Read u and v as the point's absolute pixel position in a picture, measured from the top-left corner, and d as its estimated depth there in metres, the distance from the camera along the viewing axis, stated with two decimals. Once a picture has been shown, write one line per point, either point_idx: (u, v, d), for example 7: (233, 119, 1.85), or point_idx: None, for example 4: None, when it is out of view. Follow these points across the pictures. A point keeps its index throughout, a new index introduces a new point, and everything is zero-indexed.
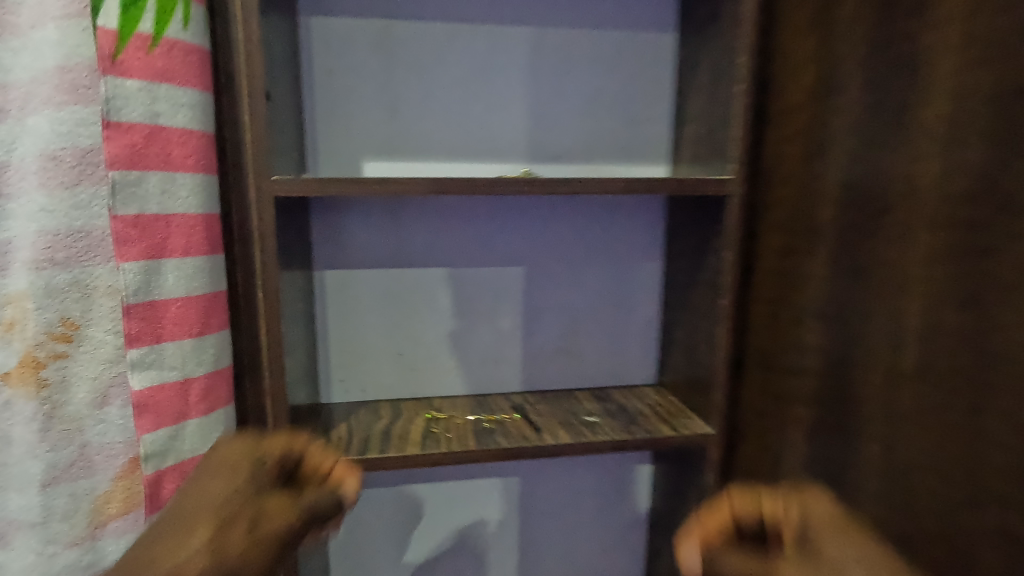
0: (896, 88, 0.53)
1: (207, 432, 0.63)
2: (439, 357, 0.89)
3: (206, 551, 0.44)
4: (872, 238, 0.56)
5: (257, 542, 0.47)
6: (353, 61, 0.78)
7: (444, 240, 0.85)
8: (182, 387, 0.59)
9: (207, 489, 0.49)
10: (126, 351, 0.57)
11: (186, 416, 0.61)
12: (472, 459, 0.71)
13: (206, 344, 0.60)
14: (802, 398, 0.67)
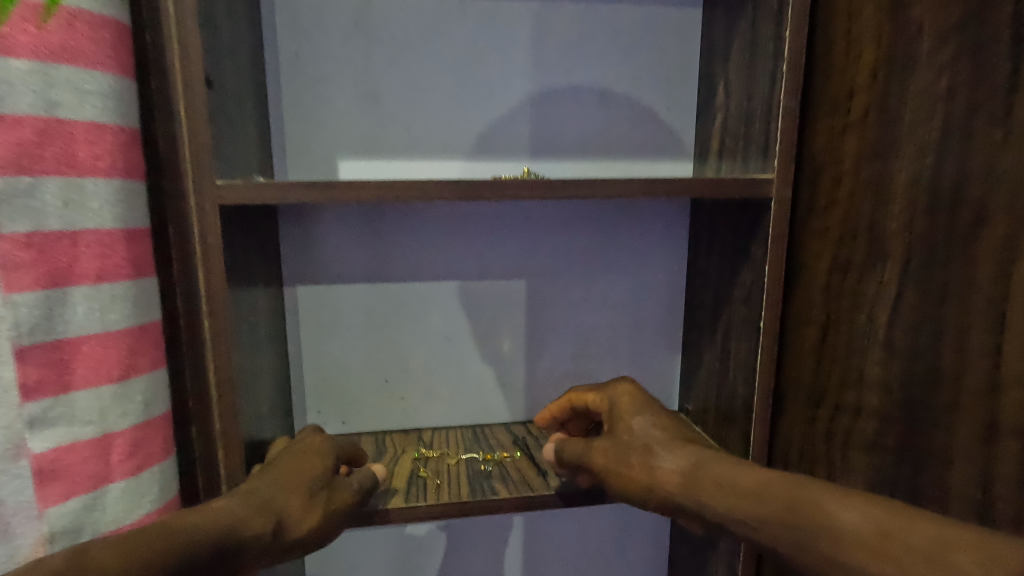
0: (989, 90, 0.45)
1: (141, 495, 0.48)
2: (429, 383, 0.78)
3: (296, 511, 0.49)
4: (966, 270, 0.47)
5: (332, 515, 0.52)
6: (324, 43, 0.67)
7: (433, 251, 0.74)
8: (102, 444, 0.45)
9: (297, 463, 0.53)
10: (30, 402, 0.41)
11: (109, 480, 0.45)
12: (463, 513, 0.60)
13: (134, 388, 0.47)
14: (860, 444, 0.57)
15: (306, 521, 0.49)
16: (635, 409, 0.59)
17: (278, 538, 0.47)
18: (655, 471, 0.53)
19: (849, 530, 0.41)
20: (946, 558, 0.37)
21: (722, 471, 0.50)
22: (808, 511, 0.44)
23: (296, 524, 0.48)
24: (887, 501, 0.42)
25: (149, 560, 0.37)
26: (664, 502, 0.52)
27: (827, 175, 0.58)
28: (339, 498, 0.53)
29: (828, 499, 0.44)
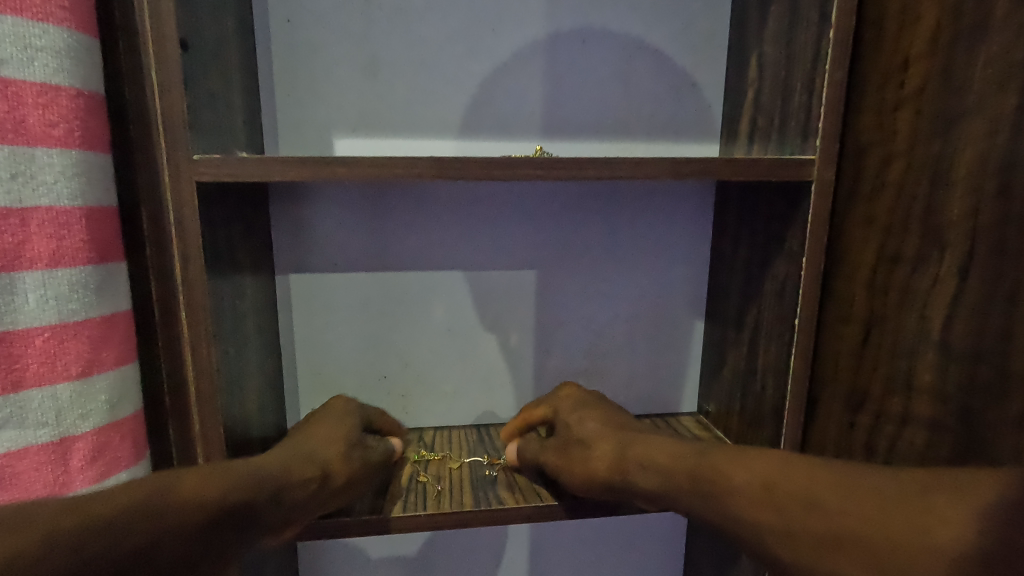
0: None
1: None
2: (430, 380, 0.73)
3: (337, 462, 0.50)
4: None
5: (365, 468, 0.53)
6: (319, 9, 0.61)
7: (436, 238, 0.68)
8: (59, 445, 0.41)
9: (328, 424, 0.55)
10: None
11: (69, 487, 0.41)
12: (464, 523, 0.54)
13: (97, 386, 0.42)
14: (908, 457, 0.51)
15: (345, 471, 0.50)
16: (574, 407, 0.59)
17: (322, 486, 0.48)
18: (587, 461, 0.52)
19: (745, 491, 0.40)
20: (823, 505, 0.36)
21: (641, 451, 0.49)
22: (715, 477, 0.42)
23: (336, 468, 0.50)
24: (785, 455, 0.40)
25: (230, 490, 0.39)
26: (591, 485, 0.51)
27: (876, 156, 0.52)
28: (372, 455, 0.55)
29: (728, 462, 0.42)
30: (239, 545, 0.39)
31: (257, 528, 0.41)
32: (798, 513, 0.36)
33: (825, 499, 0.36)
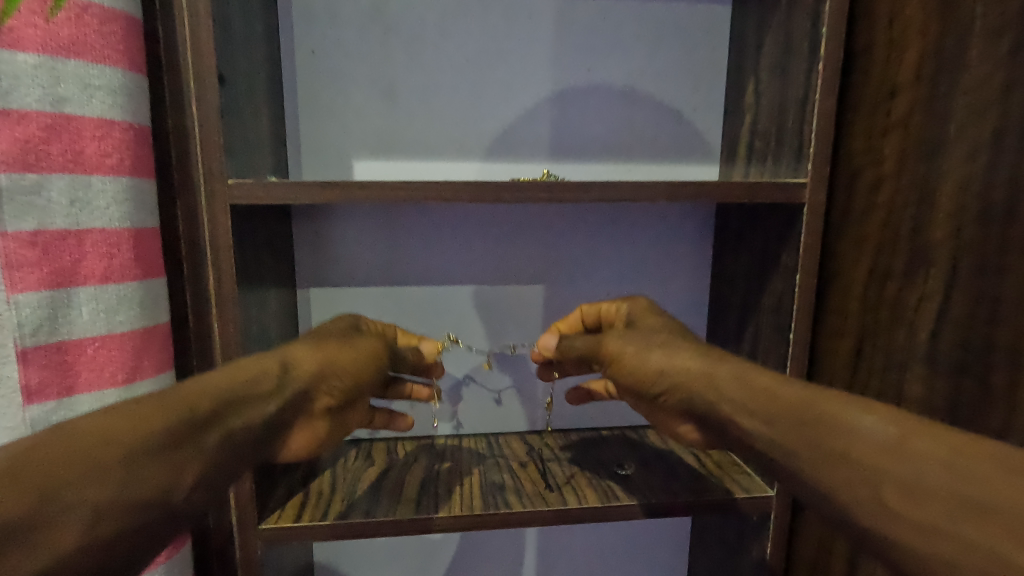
0: None
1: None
2: (443, 389, 0.76)
3: (303, 362, 0.47)
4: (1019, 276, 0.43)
5: (344, 355, 0.49)
6: (340, 41, 0.65)
7: (449, 254, 0.72)
8: None
9: (304, 335, 0.51)
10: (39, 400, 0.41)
11: None
12: (474, 525, 0.58)
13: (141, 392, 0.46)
14: None
15: (313, 363, 0.47)
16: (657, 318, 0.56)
17: (290, 383, 0.45)
18: (643, 358, 0.50)
19: (863, 438, 0.36)
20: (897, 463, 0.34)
21: (715, 365, 0.47)
22: (809, 420, 0.39)
23: (302, 369, 0.46)
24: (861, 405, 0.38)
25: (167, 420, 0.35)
26: (619, 374, 0.52)
27: (867, 178, 0.55)
28: (357, 345, 0.51)
29: (841, 406, 0.38)
30: (209, 480, 0.37)
31: (226, 462, 0.38)
32: (871, 472, 0.35)
33: (927, 463, 0.33)
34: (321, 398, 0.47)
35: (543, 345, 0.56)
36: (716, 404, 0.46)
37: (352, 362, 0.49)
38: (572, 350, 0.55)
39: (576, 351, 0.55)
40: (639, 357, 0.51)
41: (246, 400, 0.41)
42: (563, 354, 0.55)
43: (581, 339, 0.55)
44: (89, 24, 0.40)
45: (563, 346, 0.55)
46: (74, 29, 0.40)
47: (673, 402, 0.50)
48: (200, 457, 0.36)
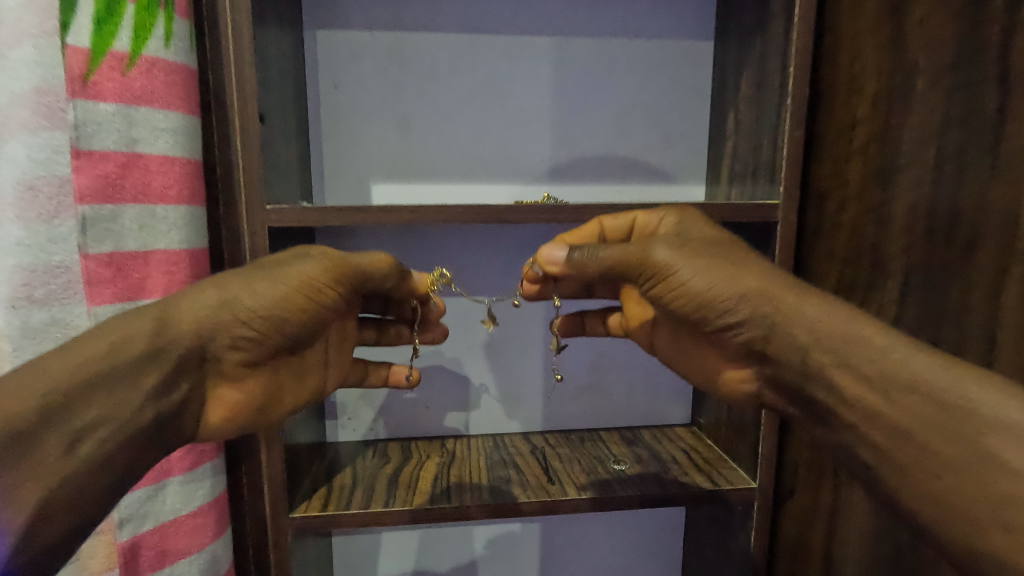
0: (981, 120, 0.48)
1: (193, 493, 0.55)
2: (452, 392, 0.82)
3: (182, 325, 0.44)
4: (960, 288, 0.50)
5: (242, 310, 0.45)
6: (360, 77, 0.72)
7: (457, 268, 0.79)
8: None
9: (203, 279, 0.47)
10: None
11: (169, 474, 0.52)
12: (485, 513, 0.64)
13: None
14: None
15: (190, 326, 0.44)
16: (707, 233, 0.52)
17: (164, 359, 0.43)
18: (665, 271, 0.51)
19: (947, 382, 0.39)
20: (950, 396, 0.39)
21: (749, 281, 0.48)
22: (928, 389, 0.40)
23: (182, 322, 0.44)
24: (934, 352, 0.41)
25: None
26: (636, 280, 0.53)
27: (833, 200, 0.62)
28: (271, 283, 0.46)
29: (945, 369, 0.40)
30: (75, 486, 0.38)
31: (117, 459, 0.41)
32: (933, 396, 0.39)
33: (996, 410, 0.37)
34: (222, 362, 0.47)
35: (548, 256, 0.52)
36: (790, 334, 0.47)
37: (259, 302, 0.46)
38: (600, 258, 0.50)
39: (601, 257, 0.50)
40: (701, 272, 0.49)
41: (110, 385, 0.40)
42: (586, 263, 0.51)
43: (610, 245, 0.51)
44: (156, 76, 0.49)
45: (579, 254, 0.51)
46: (144, 81, 0.49)
47: (743, 337, 0.50)
48: (54, 459, 0.37)
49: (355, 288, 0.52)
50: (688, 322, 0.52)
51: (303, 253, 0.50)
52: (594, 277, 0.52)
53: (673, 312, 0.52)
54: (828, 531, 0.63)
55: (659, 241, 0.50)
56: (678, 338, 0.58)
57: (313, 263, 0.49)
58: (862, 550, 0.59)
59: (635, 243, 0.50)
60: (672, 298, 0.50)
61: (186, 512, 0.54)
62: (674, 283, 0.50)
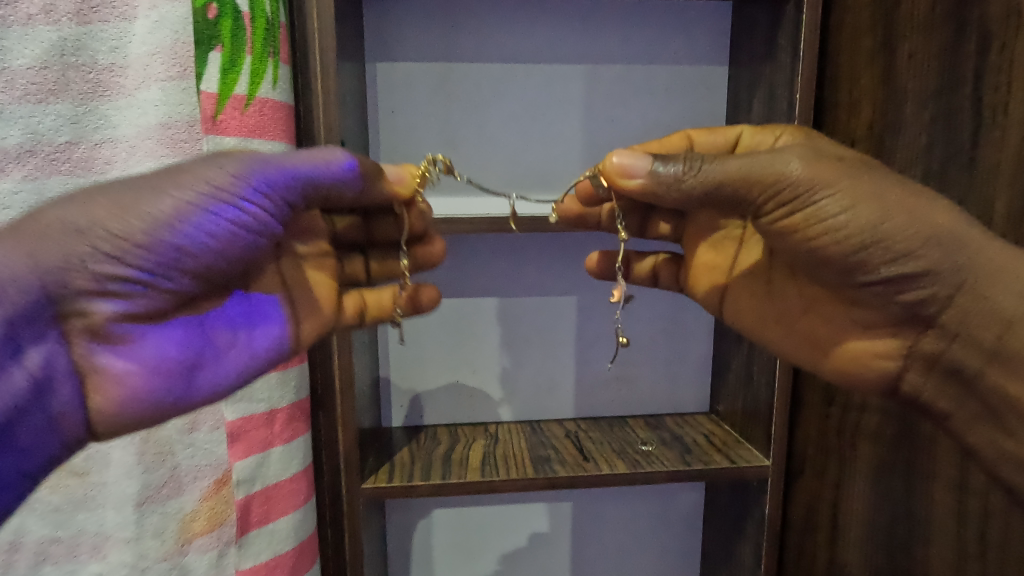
0: (960, 142, 0.58)
1: (290, 458, 0.72)
2: (494, 383, 0.92)
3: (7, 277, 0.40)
4: None
5: None
6: (413, 103, 0.82)
7: (498, 271, 0.89)
8: (269, 415, 0.69)
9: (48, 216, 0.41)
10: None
11: (272, 444, 0.71)
12: (530, 486, 0.73)
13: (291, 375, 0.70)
14: (866, 435, 0.70)
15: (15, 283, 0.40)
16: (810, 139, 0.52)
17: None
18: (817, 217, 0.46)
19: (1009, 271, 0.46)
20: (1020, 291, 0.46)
21: (906, 206, 0.46)
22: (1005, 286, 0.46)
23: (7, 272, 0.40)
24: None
25: None
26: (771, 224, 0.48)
27: None
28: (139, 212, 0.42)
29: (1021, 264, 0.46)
30: None
31: None
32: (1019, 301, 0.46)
33: None
34: (96, 318, 0.44)
35: (619, 166, 0.50)
36: (985, 293, 0.47)
37: (134, 226, 0.42)
38: (723, 176, 0.47)
39: (715, 171, 0.47)
40: (852, 198, 0.46)
41: None
42: (696, 181, 0.47)
43: (719, 159, 0.47)
44: (265, 112, 0.63)
45: (687, 172, 0.47)
46: (257, 114, 0.63)
47: (912, 294, 0.49)
48: None
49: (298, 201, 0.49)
50: (835, 269, 0.49)
51: (208, 159, 0.46)
52: (711, 199, 0.48)
53: (819, 258, 0.49)
54: (835, 501, 0.74)
55: (790, 153, 0.46)
56: (786, 304, 0.59)
57: (221, 166, 0.45)
58: (865, 513, 0.70)
59: (769, 159, 0.46)
60: (821, 231, 0.47)
61: (288, 472, 0.72)
62: (817, 213, 0.46)
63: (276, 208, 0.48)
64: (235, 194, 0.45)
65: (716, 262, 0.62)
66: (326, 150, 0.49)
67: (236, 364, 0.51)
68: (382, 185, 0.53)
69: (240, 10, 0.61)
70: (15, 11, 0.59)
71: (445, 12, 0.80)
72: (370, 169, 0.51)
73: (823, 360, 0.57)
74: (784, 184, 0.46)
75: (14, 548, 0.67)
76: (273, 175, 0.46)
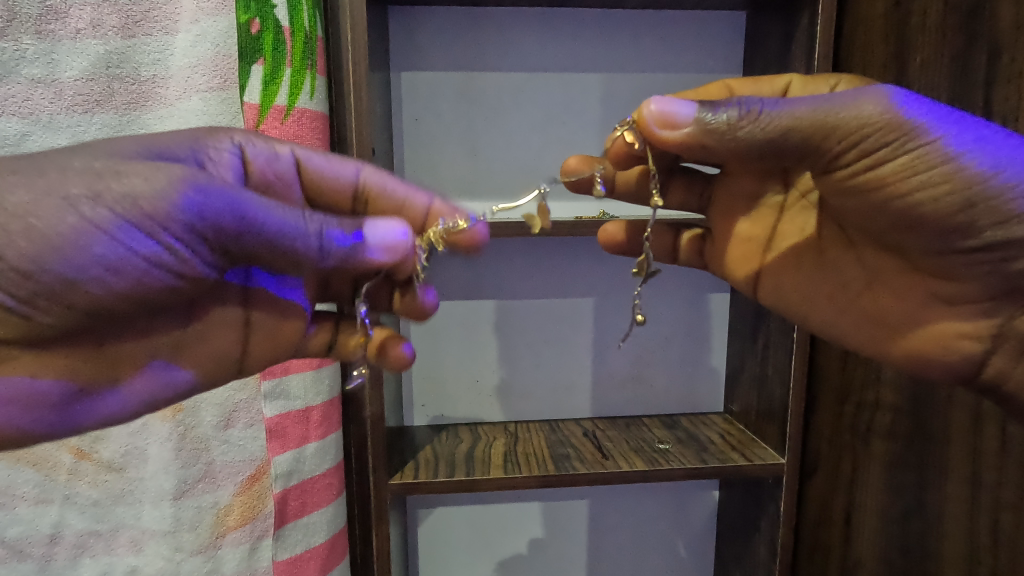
0: None
1: (324, 453, 0.74)
2: (512, 383, 0.94)
3: None
4: None
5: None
6: (436, 111, 0.84)
7: (516, 274, 0.91)
8: (305, 412, 0.72)
9: None
10: (261, 383, 0.71)
11: (307, 440, 0.73)
12: (550, 482, 0.75)
13: (325, 374, 0.73)
14: (880, 433, 0.72)
15: None
16: None
17: None
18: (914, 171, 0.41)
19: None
20: None
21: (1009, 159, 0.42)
22: None
23: None
24: None
25: None
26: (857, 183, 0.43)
27: None
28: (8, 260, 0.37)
29: None
30: None
31: None
32: None
33: None
34: None
35: (659, 114, 0.43)
36: None
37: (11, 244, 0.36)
38: (796, 121, 0.40)
39: (782, 119, 0.40)
40: (955, 143, 0.41)
41: None
42: (754, 129, 0.40)
43: (789, 105, 0.40)
44: (303, 121, 0.66)
45: (746, 116, 0.40)
46: (295, 124, 0.66)
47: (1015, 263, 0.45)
48: None
49: (252, 257, 0.42)
50: (928, 231, 0.45)
51: (157, 168, 0.39)
52: (773, 149, 0.41)
53: (907, 217, 0.44)
54: (849, 500, 0.75)
55: (879, 94, 0.41)
56: (844, 279, 0.56)
57: (164, 188, 0.38)
58: (879, 510, 0.72)
59: (858, 100, 0.40)
60: (913, 184, 0.42)
61: (322, 467, 0.74)
62: (918, 159, 0.41)
63: (214, 253, 0.41)
64: (169, 234, 0.39)
65: (753, 235, 0.60)
66: (308, 219, 0.42)
67: (135, 396, 0.49)
68: (364, 259, 0.46)
69: (281, 25, 0.65)
70: (65, 26, 0.63)
71: (468, 23, 0.83)
72: (350, 238, 0.44)
73: (893, 344, 0.54)
74: (881, 128, 0.40)
75: (56, 540, 0.71)
76: (229, 219, 0.40)
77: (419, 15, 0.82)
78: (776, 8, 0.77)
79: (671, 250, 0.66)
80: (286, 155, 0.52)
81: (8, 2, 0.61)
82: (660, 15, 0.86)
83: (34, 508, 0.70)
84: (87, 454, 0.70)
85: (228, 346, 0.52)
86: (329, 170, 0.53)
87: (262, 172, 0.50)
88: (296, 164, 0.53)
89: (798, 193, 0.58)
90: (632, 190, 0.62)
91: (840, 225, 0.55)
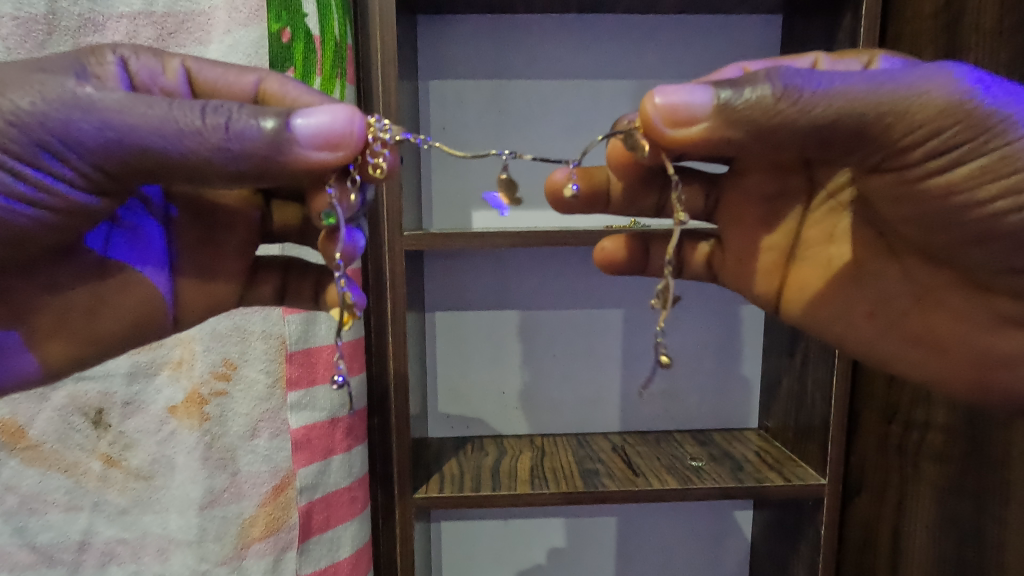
0: None
1: (350, 466, 0.73)
2: (538, 394, 0.92)
3: None
4: None
5: None
6: (464, 119, 0.83)
7: (544, 283, 0.89)
8: (332, 424, 0.71)
9: None
10: (288, 393, 0.71)
11: (333, 452, 0.71)
12: (581, 500, 0.72)
13: (351, 386, 0.71)
14: (930, 455, 0.68)
15: None
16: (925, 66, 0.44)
17: None
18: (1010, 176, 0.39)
19: None
20: None
21: None
22: None
23: None
24: None
25: None
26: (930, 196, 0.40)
27: None
28: None
29: None
30: None
31: None
32: None
33: None
34: None
35: (666, 108, 0.37)
36: None
37: None
38: (853, 104, 0.36)
39: (828, 99, 0.35)
40: None
41: None
42: (796, 113, 0.35)
43: (835, 83, 0.36)
44: None
45: (786, 95, 0.35)
46: None
47: None
48: None
49: (136, 171, 0.37)
50: (1008, 242, 0.42)
51: (7, 80, 0.35)
52: (827, 136, 0.37)
53: (988, 226, 0.41)
54: (896, 523, 0.72)
55: (945, 78, 0.37)
56: (887, 293, 0.53)
57: (11, 98, 0.34)
58: (929, 536, 0.69)
59: (933, 85, 0.36)
60: (994, 189, 0.39)
61: (348, 480, 0.73)
62: (1001, 160, 0.38)
63: (86, 176, 0.37)
64: (18, 160, 0.36)
65: (775, 243, 0.54)
66: (205, 116, 0.35)
67: (32, 365, 0.49)
68: (297, 162, 0.36)
69: (312, 34, 0.64)
70: (102, 37, 0.65)
71: (497, 30, 0.82)
72: (266, 126, 0.35)
73: (954, 366, 0.52)
74: (963, 121, 0.37)
75: (85, 547, 0.71)
76: (92, 133, 0.35)
77: (447, 22, 0.82)
78: (816, 11, 0.75)
79: (678, 268, 0.58)
80: (176, 71, 0.44)
81: (49, 15, 0.63)
82: (694, 20, 0.84)
83: (65, 515, 0.70)
84: (118, 462, 0.71)
85: (158, 288, 0.51)
86: (223, 79, 0.45)
87: (147, 89, 0.42)
88: (183, 77, 0.44)
89: (826, 194, 0.52)
90: (622, 203, 0.55)
91: (876, 230, 0.52)
